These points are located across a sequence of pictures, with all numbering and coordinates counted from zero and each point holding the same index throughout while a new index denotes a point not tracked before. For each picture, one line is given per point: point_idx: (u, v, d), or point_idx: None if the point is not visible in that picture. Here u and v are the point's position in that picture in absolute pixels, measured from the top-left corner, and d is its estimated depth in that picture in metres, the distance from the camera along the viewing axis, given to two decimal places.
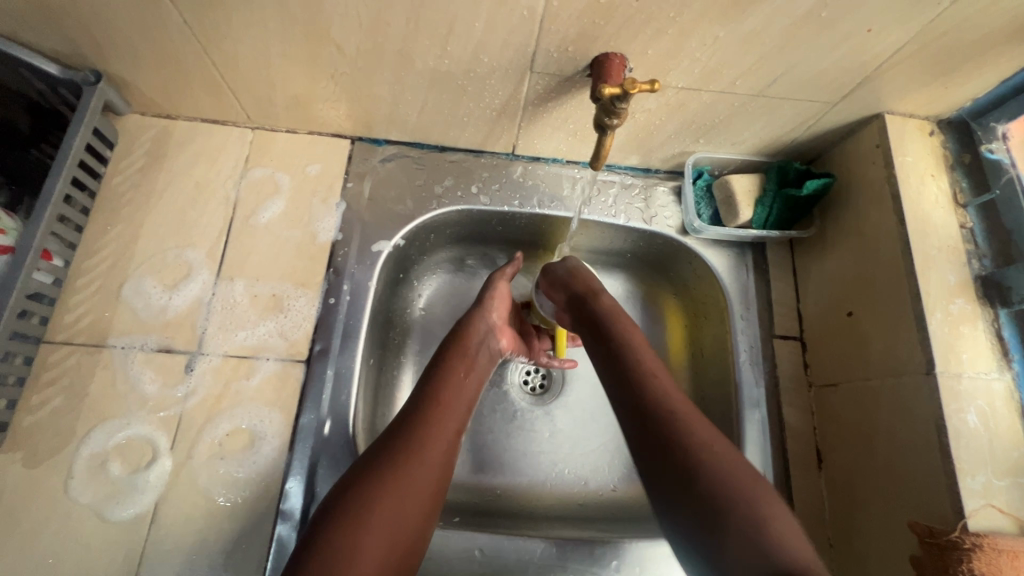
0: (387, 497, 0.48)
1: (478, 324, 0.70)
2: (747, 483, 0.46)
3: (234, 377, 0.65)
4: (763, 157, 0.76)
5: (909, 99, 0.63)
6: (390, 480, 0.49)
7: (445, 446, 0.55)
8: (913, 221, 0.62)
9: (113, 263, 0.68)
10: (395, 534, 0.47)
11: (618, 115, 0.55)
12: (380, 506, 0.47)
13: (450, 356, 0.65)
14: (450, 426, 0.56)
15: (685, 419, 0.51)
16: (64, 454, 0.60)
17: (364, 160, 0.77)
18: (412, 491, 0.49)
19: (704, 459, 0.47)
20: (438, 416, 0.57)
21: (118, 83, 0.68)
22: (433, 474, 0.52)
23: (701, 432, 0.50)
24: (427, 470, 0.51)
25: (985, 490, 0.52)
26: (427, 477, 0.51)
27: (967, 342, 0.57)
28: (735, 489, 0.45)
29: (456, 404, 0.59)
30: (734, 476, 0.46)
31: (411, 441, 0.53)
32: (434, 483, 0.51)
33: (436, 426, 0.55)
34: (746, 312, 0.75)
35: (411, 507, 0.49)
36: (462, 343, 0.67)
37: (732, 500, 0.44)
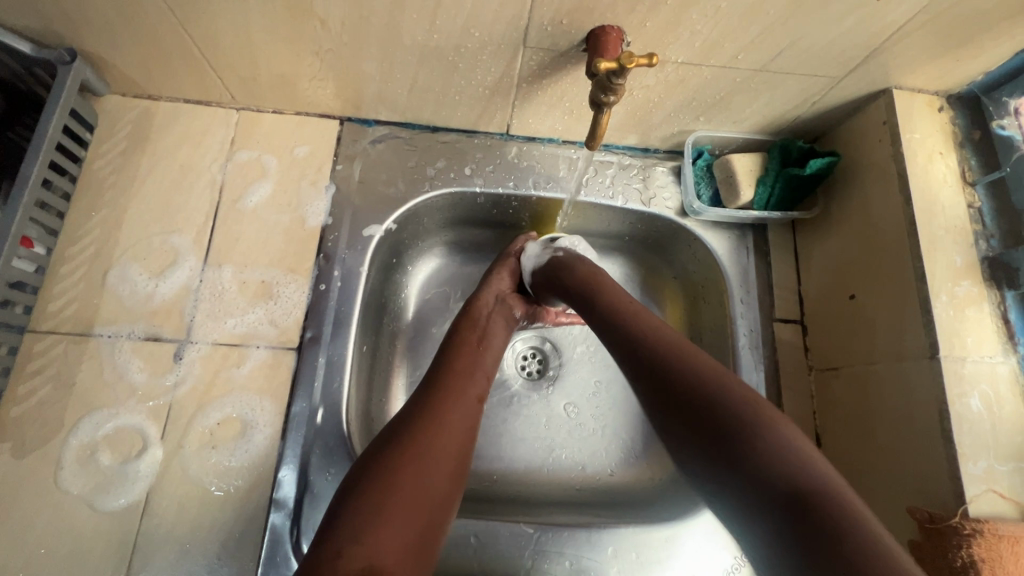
0: (407, 475, 0.47)
1: (487, 300, 0.71)
2: (743, 402, 0.47)
3: (224, 365, 0.64)
4: (765, 136, 0.74)
5: (919, 73, 0.61)
6: (409, 458, 0.48)
7: (464, 429, 0.54)
8: (920, 201, 0.60)
9: (96, 251, 0.66)
10: (417, 514, 0.45)
11: (615, 92, 0.52)
12: (399, 483, 0.46)
13: (460, 337, 0.65)
14: (467, 409, 0.56)
15: (680, 351, 0.53)
16: (52, 444, 0.59)
17: (354, 141, 0.75)
18: (431, 471, 0.48)
19: (697, 380, 0.50)
20: (453, 397, 0.56)
21: (95, 63, 0.65)
22: (451, 457, 0.51)
23: (699, 364, 0.51)
24: (446, 452, 0.50)
25: (987, 475, 0.51)
26: (444, 458, 0.50)
27: (972, 325, 0.56)
28: (737, 411, 0.46)
29: (471, 385, 0.59)
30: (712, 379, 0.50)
31: (427, 423, 0.52)
32: (454, 466, 0.50)
33: (452, 408, 0.55)
34: (746, 296, 0.74)
35: (432, 487, 0.48)
36: (469, 323, 0.67)
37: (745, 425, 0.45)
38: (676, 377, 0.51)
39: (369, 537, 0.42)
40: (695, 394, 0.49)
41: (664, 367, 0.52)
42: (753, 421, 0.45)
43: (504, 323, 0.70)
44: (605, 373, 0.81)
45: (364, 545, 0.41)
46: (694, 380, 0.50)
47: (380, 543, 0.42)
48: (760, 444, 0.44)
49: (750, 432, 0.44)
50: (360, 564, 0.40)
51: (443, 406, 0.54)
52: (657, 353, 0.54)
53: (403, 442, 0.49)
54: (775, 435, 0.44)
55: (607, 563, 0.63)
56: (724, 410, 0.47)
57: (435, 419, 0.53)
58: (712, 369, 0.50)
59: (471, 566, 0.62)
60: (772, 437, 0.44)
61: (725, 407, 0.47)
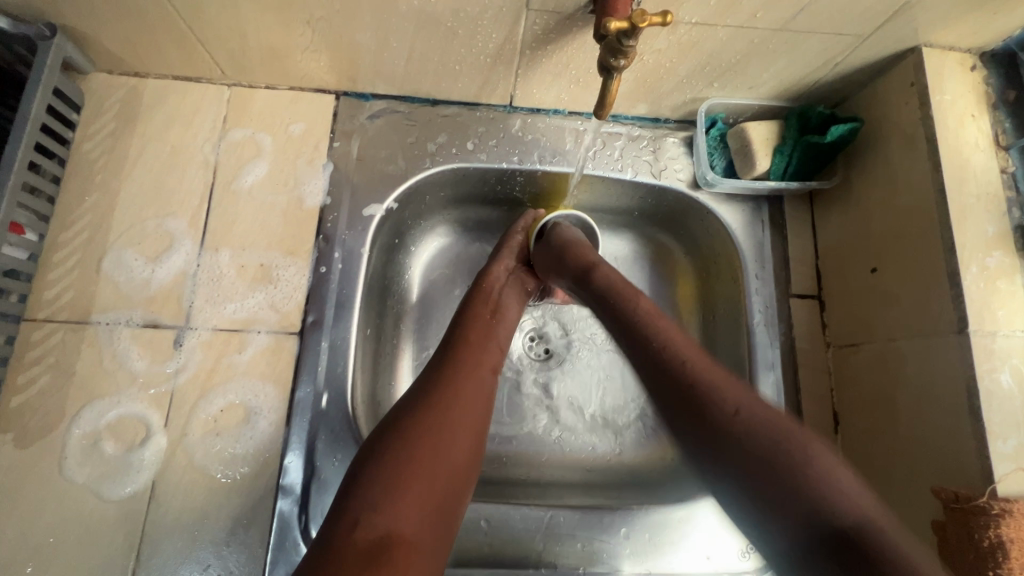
0: (426, 442, 0.46)
1: (498, 275, 0.68)
2: (766, 424, 0.41)
3: (225, 352, 0.62)
4: (782, 102, 0.70)
5: (952, 29, 0.56)
6: (428, 425, 0.47)
7: (482, 398, 0.53)
8: (950, 166, 0.56)
9: (90, 236, 0.64)
10: (437, 484, 0.44)
11: (626, 55, 0.49)
12: (418, 450, 0.45)
13: (475, 308, 0.63)
14: (483, 378, 0.54)
15: (704, 367, 0.47)
16: (56, 434, 0.58)
17: (351, 117, 0.72)
18: (452, 439, 0.47)
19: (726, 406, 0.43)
20: (470, 367, 0.54)
21: (77, 38, 0.62)
22: (471, 426, 0.49)
23: (726, 386, 0.45)
24: (470, 421, 0.49)
25: (1016, 454, 0.49)
26: (464, 427, 0.49)
27: (1004, 298, 0.53)
28: (763, 442, 0.41)
29: (487, 355, 0.57)
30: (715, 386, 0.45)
31: (446, 392, 0.51)
32: (475, 433, 0.49)
33: (470, 377, 0.53)
34: (761, 271, 0.71)
35: (453, 457, 0.46)
36: (482, 295, 0.65)
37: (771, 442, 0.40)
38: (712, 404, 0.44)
39: (386, 507, 0.41)
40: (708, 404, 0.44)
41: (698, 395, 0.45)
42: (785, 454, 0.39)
43: (516, 303, 0.67)
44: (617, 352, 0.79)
45: (381, 515, 0.41)
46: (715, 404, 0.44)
47: (397, 514, 0.41)
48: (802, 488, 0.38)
49: (785, 469, 0.39)
50: (375, 536, 0.40)
51: (462, 373, 0.53)
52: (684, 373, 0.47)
53: (422, 410, 0.48)
54: (817, 466, 0.38)
55: (619, 544, 0.62)
56: (749, 442, 0.41)
57: (454, 387, 0.51)
58: (730, 386, 0.45)
59: (481, 549, 0.61)
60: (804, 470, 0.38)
61: (750, 438, 0.41)
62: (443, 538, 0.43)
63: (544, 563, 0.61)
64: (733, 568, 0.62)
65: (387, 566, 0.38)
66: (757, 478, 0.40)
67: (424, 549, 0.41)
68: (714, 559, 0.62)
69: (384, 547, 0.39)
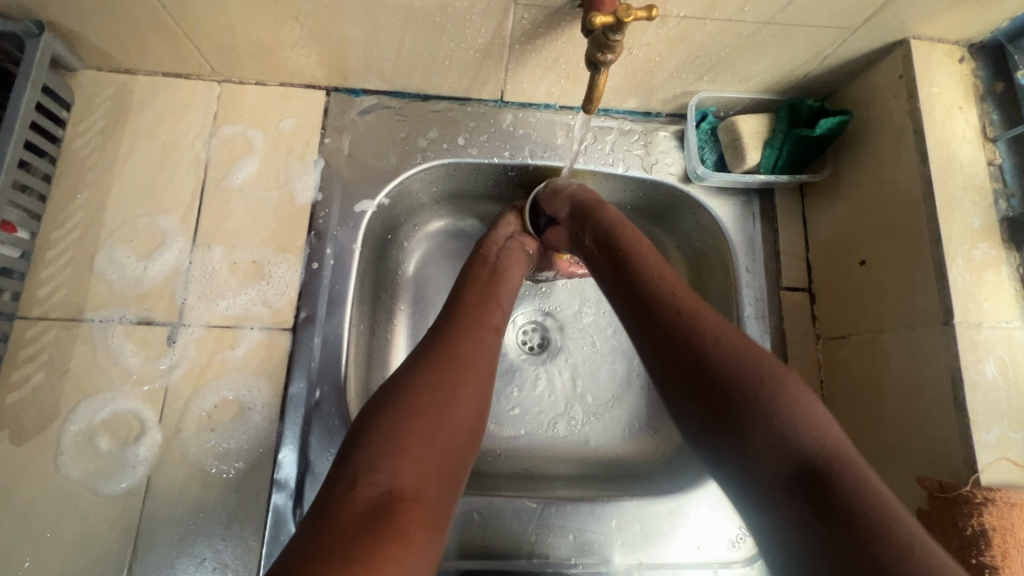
0: (425, 399, 0.47)
1: (498, 239, 0.69)
2: (747, 372, 0.44)
3: (218, 348, 0.63)
4: (772, 95, 0.70)
5: (939, 22, 0.56)
6: (425, 385, 0.48)
7: (484, 360, 0.53)
8: (937, 159, 0.56)
9: (81, 234, 0.64)
10: (437, 441, 0.45)
11: (612, 49, 0.48)
12: (417, 410, 0.46)
13: (472, 274, 0.64)
14: (487, 339, 0.55)
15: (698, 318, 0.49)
16: (51, 431, 0.59)
17: (342, 113, 0.72)
18: (452, 399, 0.48)
19: (713, 353, 0.46)
20: (471, 330, 0.55)
21: (65, 36, 0.62)
22: (472, 386, 0.50)
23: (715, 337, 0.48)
24: (471, 378, 0.50)
25: (1000, 444, 0.50)
26: (466, 387, 0.49)
27: (989, 290, 0.53)
28: (747, 380, 0.44)
29: (488, 317, 0.58)
30: (698, 332, 0.48)
31: (447, 354, 0.51)
32: (477, 392, 0.50)
33: (471, 340, 0.54)
34: (752, 265, 0.71)
35: (455, 415, 0.47)
36: (479, 262, 0.66)
37: (750, 389, 0.43)
38: (701, 350, 0.47)
39: (385, 465, 0.42)
40: (693, 352, 0.47)
41: (683, 339, 0.48)
42: (769, 392, 0.43)
43: (517, 266, 0.67)
44: (610, 347, 0.80)
45: (380, 474, 0.41)
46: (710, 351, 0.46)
47: (396, 471, 0.42)
48: (781, 428, 0.41)
49: (763, 410, 0.42)
50: (375, 493, 0.40)
51: (460, 337, 0.54)
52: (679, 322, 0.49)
53: (419, 372, 0.49)
54: (784, 410, 0.42)
55: (611, 535, 0.63)
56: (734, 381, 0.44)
57: (453, 350, 0.52)
58: (727, 340, 0.47)
59: (474, 541, 0.62)
60: (786, 409, 0.42)
61: (737, 379, 0.44)
62: (448, 493, 0.44)
63: (536, 554, 0.62)
64: (723, 558, 0.63)
65: (389, 521, 0.38)
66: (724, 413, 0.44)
67: (429, 504, 0.41)
68: (704, 549, 0.63)
69: (385, 501, 0.40)
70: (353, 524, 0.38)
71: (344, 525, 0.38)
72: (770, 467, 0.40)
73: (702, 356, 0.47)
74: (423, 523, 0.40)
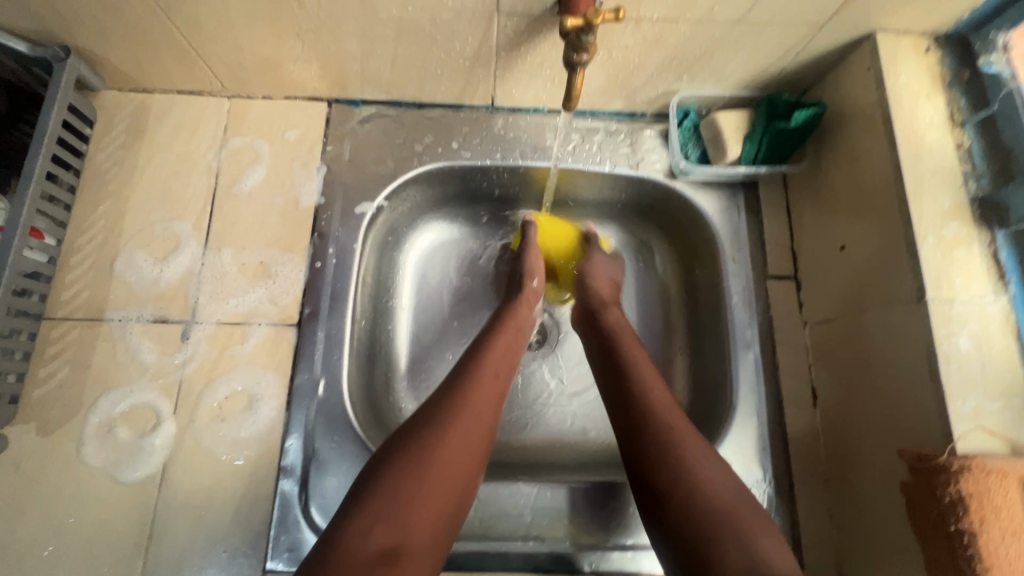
0: (441, 454, 0.49)
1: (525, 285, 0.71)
2: (717, 484, 0.48)
3: (228, 343, 0.67)
4: (751, 92, 0.73)
5: (902, 14, 0.59)
6: (443, 440, 0.50)
7: (492, 409, 0.55)
8: (906, 144, 0.59)
9: (103, 240, 0.69)
10: (444, 494, 0.47)
11: (587, 50, 0.52)
12: (428, 466, 0.48)
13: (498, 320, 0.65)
14: (495, 387, 0.56)
15: (690, 438, 0.52)
16: (74, 423, 0.63)
17: (342, 122, 0.76)
18: (461, 453, 0.50)
19: (701, 480, 0.48)
20: (482, 379, 0.56)
21: (89, 58, 0.67)
22: (477, 436, 0.52)
23: (697, 447, 0.51)
24: (479, 430, 0.52)
25: (976, 414, 0.51)
26: (474, 441, 0.51)
27: (961, 267, 0.55)
28: (734, 510, 0.46)
29: (499, 364, 0.59)
30: (661, 422, 0.54)
31: (458, 405, 0.53)
32: (481, 445, 0.52)
33: (483, 393, 0.55)
34: (737, 255, 0.74)
35: (461, 467, 0.49)
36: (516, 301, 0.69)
37: (722, 515, 0.46)
38: (668, 448, 0.51)
39: (394, 517, 0.45)
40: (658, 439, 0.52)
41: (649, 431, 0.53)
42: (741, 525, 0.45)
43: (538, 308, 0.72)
44: None
45: (391, 527, 0.44)
46: (694, 493, 0.48)
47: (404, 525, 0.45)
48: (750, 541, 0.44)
49: (729, 528, 0.45)
50: (384, 544, 0.43)
51: (474, 385, 0.55)
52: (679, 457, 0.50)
53: (437, 424, 0.51)
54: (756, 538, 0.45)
55: (604, 517, 0.65)
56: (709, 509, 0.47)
57: (467, 399, 0.53)
58: (695, 442, 0.52)
59: (471, 523, 0.64)
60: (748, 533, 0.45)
61: (721, 505, 0.47)
62: (446, 542, 0.47)
63: (532, 536, 0.64)
64: None
65: (396, 574, 0.42)
66: (682, 514, 0.47)
67: (426, 556, 0.45)
68: None
69: (392, 553, 0.43)
70: None
71: (353, 574, 0.41)
72: None
73: (680, 467, 0.50)
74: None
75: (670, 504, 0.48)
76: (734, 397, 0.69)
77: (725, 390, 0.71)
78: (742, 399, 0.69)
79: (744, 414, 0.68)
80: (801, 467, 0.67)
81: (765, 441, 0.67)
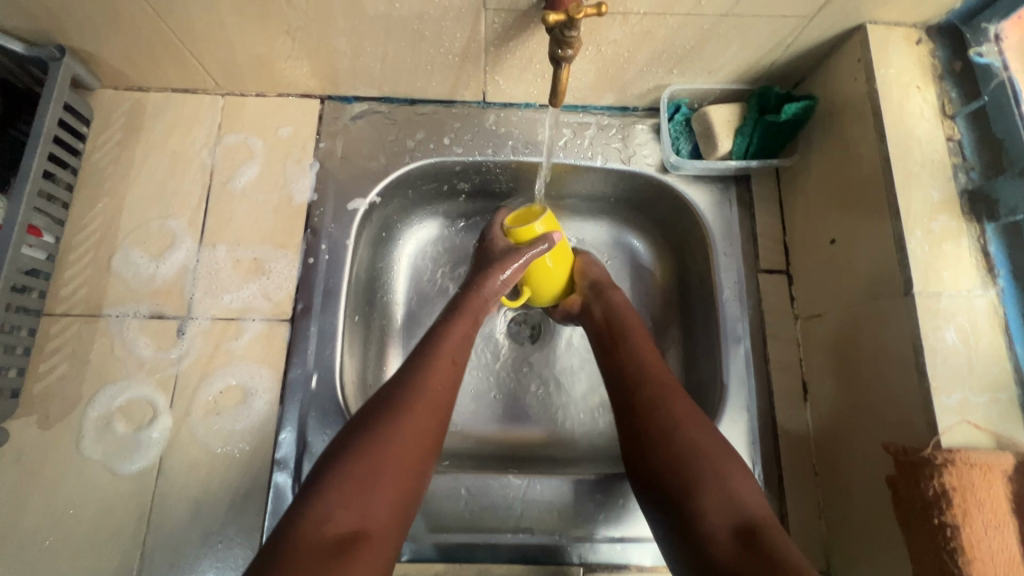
0: (399, 441, 0.52)
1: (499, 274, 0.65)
2: (698, 428, 0.56)
3: (223, 338, 0.68)
4: (743, 85, 0.73)
5: (892, 5, 0.59)
6: (398, 432, 0.53)
7: (446, 394, 0.58)
8: (895, 137, 0.58)
9: (100, 237, 0.71)
10: (401, 473, 0.52)
11: (571, 45, 0.52)
12: (383, 453, 0.51)
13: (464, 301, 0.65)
14: (450, 373, 0.59)
15: (673, 389, 0.59)
16: (73, 416, 0.64)
17: (335, 119, 0.77)
18: (415, 435, 0.54)
19: (688, 430, 0.56)
20: (434, 366, 0.59)
21: (84, 57, 0.68)
22: (430, 426, 0.55)
23: (678, 399, 0.58)
24: (430, 416, 0.55)
25: (961, 407, 0.51)
26: (426, 425, 0.55)
27: (949, 260, 0.55)
28: (713, 453, 0.54)
29: (455, 348, 0.61)
30: (648, 374, 0.61)
31: (411, 394, 0.56)
32: (435, 428, 0.56)
33: (437, 379, 0.58)
34: (729, 249, 0.74)
35: (414, 451, 0.53)
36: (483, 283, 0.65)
37: (704, 453, 0.54)
38: (656, 401, 0.58)
39: (353, 503, 0.48)
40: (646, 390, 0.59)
41: (639, 383, 0.60)
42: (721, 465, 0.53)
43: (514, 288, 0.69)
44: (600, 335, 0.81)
45: (349, 512, 0.48)
46: (677, 433, 0.55)
47: (360, 511, 0.49)
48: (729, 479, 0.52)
49: (711, 467, 0.53)
50: (344, 529, 0.47)
51: (429, 371, 0.58)
52: (667, 415, 0.57)
53: (391, 413, 0.54)
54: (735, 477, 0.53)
55: (594, 510, 0.66)
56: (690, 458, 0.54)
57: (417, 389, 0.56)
58: (676, 394, 0.59)
59: (462, 516, 0.65)
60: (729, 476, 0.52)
61: (705, 448, 0.54)
62: (404, 519, 0.51)
63: (522, 528, 0.65)
64: None
65: (355, 556, 0.46)
66: (667, 452, 0.55)
67: (384, 538, 0.49)
68: None
69: (353, 536, 0.47)
70: (321, 555, 0.45)
71: (313, 556, 0.45)
72: (709, 519, 0.51)
73: (668, 416, 0.57)
74: (381, 554, 0.48)
75: (657, 446, 0.55)
76: (724, 392, 0.69)
77: (716, 384, 0.71)
78: (732, 393, 0.69)
79: (734, 408, 0.68)
80: (790, 461, 0.67)
81: (754, 434, 0.67)
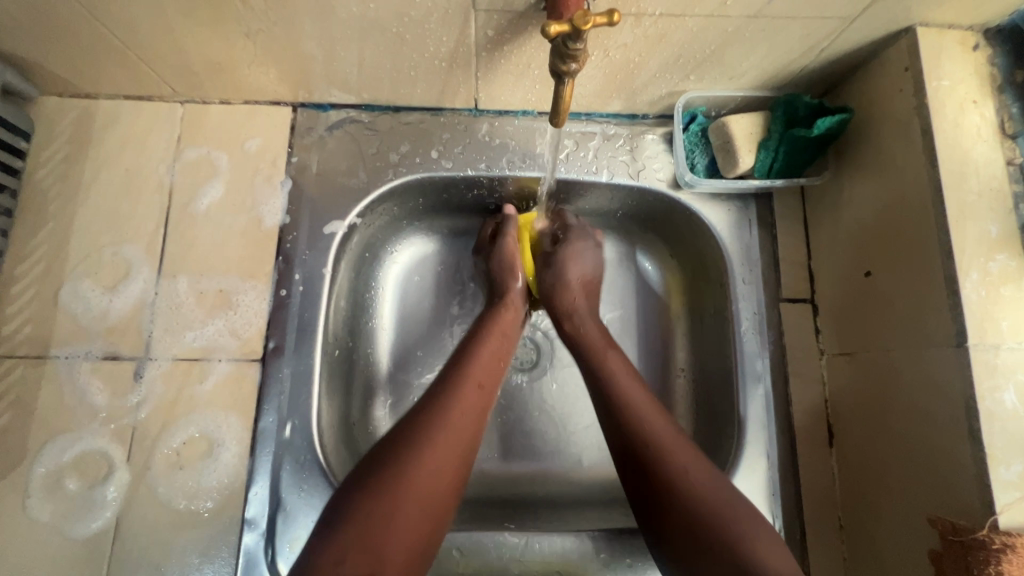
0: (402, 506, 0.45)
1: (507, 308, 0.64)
2: (691, 458, 0.50)
3: (186, 382, 0.61)
4: (767, 92, 0.64)
5: (950, 6, 0.50)
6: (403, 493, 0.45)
7: (462, 444, 0.50)
8: (948, 160, 0.51)
9: (45, 267, 0.63)
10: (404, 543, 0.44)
11: (576, 58, 0.44)
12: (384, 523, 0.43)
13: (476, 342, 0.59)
14: (467, 419, 0.51)
15: (654, 416, 0.53)
16: (18, 472, 0.58)
17: (309, 129, 0.69)
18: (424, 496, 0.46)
19: (677, 462, 0.50)
20: (449, 412, 0.51)
21: (17, 63, 0.59)
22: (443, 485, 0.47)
23: (659, 422, 0.53)
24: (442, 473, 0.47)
25: (1022, 481, 0.45)
26: (436, 485, 0.47)
27: (1008, 307, 0.48)
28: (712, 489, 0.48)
29: (469, 391, 0.53)
30: (624, 397, 0.55)
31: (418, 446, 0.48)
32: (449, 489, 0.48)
33: (451, 429, 0.50)
34: (748, 276, 0.67)
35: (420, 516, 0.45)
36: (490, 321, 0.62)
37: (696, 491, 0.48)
38: (638, 430, 0.52)
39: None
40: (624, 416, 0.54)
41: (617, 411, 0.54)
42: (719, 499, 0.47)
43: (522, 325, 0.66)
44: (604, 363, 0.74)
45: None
46: (666, 467, 0.49)
47: None
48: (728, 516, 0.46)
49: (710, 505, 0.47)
50: None
51: (440, 419, 0.50)
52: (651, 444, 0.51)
53: (401, 470, 0.46)
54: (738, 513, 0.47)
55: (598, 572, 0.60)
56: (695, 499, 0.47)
57: (437, 428, 0.49)
58: (654, 416, 0.53)
59: None
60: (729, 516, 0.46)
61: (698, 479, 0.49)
62: None
63: None
64: None
65: None
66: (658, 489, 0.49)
67: None
68: None
69: None
70: None
71: None
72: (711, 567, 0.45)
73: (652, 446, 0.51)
74: None
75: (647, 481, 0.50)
76: (740, 437, 0.62)
77: (731, 427, 0.64)
78: (751, 439, 0.62)
79: (753, 455, 0.62)
80: (814, 515, 0.60)
81: (775, 486, 0.61)
